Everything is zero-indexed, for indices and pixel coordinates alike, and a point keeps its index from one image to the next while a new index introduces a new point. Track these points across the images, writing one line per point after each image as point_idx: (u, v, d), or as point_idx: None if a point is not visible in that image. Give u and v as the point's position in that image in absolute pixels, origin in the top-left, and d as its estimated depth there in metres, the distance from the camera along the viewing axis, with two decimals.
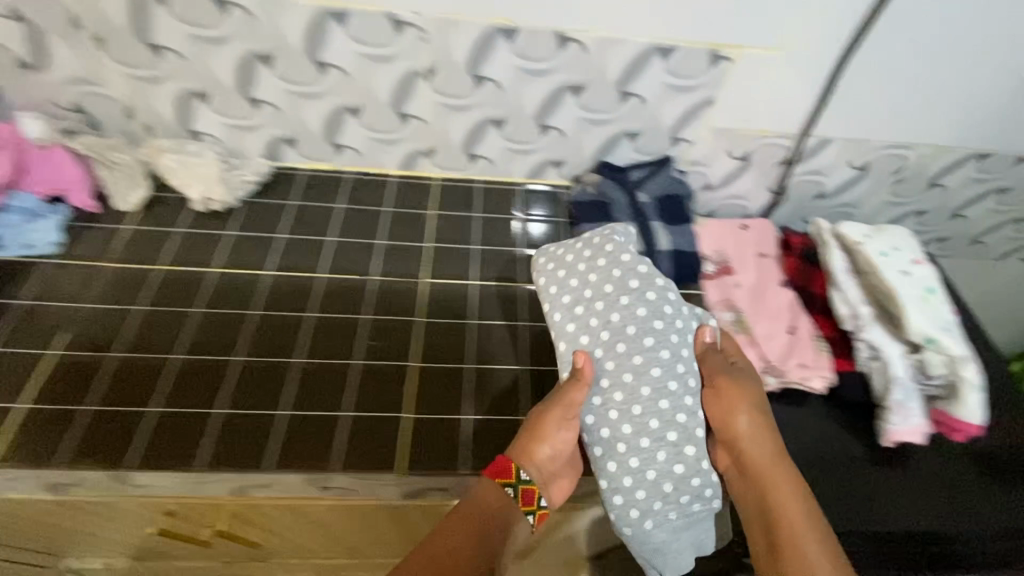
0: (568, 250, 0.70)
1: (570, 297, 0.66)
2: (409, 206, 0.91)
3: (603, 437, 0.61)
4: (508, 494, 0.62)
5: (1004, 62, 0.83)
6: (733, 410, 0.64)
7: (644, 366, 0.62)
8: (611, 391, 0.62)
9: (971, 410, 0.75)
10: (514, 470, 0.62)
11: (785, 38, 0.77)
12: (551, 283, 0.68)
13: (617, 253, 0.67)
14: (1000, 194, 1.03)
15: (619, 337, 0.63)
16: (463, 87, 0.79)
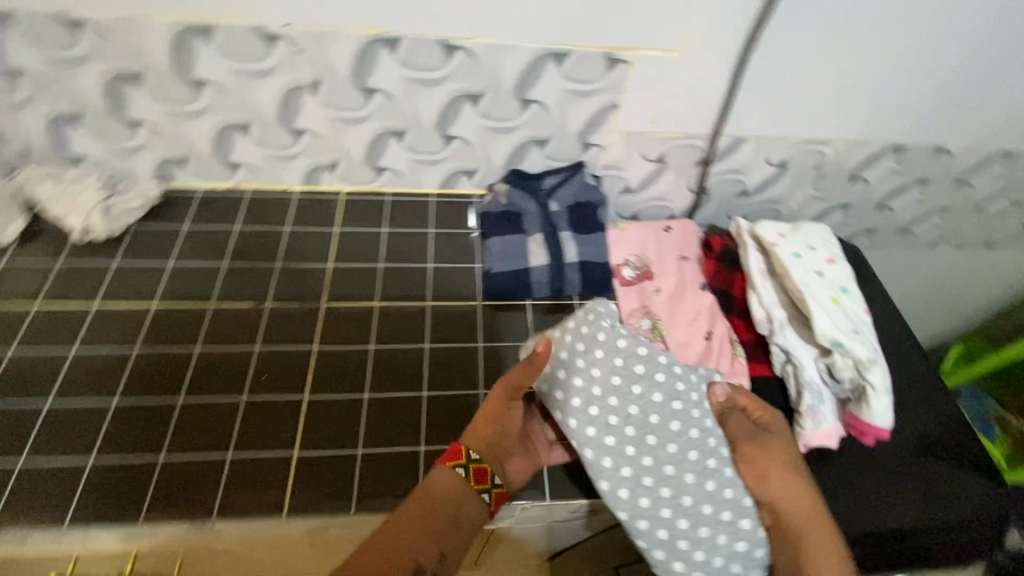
0: (559, 347, 0.67)
1: (581, 400, 0.64)
2: (312, 224, 0.87)
3: (660, 537, 0.61)
4: (458, 474, 0.62)
5: (911, 54, 0.81)
6: (766, 472, 0.66)
7: (680, 453, 0.63)
8: (657, 488, 0.62)
9: (873, 415, 0.74)
10: (463, 449, 0.63)
11: (680, 39, 0.74)
12: (556, 388, 0.66)
13: (611, 340, 0.65)
14: (922, 184, 1.02)
15: (644, 428, 0.63)
16: (353, 96, 0.76)
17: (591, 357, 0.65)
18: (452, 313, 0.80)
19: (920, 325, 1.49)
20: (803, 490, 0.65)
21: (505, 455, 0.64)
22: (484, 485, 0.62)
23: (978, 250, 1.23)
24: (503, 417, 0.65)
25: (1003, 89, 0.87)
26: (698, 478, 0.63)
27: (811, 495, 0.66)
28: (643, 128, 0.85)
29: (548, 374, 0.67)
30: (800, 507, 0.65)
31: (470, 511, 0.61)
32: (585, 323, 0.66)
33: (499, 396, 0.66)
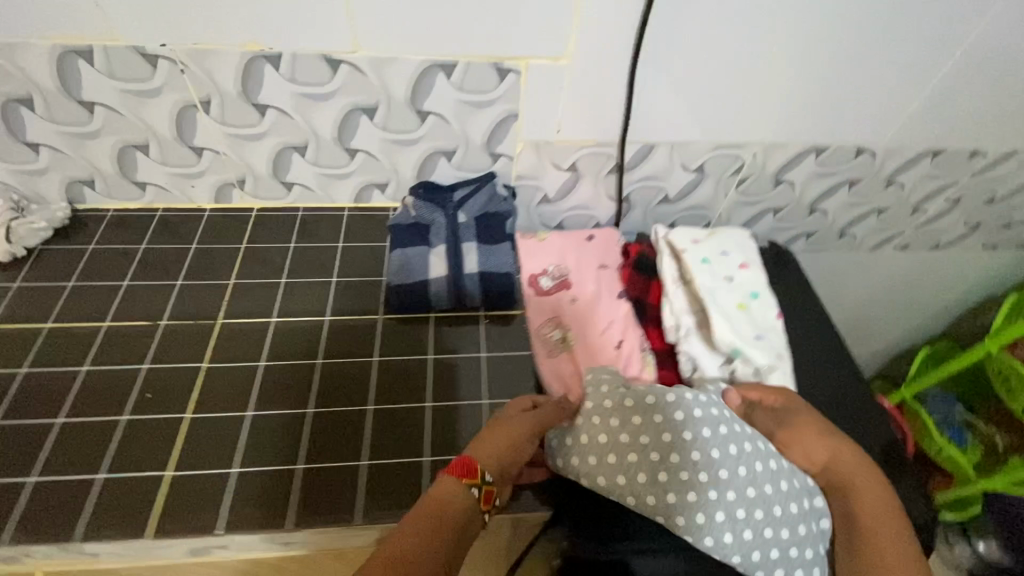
0: (597, 431, 0.64)
1: (645, 474, 0.60)
2: (221, 242, 0.87)
3: (774, 559, 0.59)
4: (472, 494, 0.59)
5: (813, 54, 0.80)
6: (807, 448, 0.68)
7: (750, 471, 0.61)
8: (752, 515, 0.59)
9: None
10: (480, 469, 0.60)
11: (567, 46, 0.73)
12: (615, 474, 0.62)
13: (641, 399, 0.65)
14: (851, 186, 1.00)
15: (716, 469, 0.60)
16: (246, 113, 0.76)
17: (636, 429, 0.63)
18: (352, 328, 0.79)
19: (881, 330, 1.45)
20: (846, 451, 0.68)
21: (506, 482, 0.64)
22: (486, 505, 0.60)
23: (926, 252, 1.20)
24: (522, 449, 0.64)
25: (916, 86, 0.85)
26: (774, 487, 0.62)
27: (853, 455, 0.68)
28: (549, 137, 0.85)
29: (596, 464, 0.63)
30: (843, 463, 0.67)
31: (474, 528, 0.58)
32: (605, 396, 0.67)
33: (522, 428, 0.66)
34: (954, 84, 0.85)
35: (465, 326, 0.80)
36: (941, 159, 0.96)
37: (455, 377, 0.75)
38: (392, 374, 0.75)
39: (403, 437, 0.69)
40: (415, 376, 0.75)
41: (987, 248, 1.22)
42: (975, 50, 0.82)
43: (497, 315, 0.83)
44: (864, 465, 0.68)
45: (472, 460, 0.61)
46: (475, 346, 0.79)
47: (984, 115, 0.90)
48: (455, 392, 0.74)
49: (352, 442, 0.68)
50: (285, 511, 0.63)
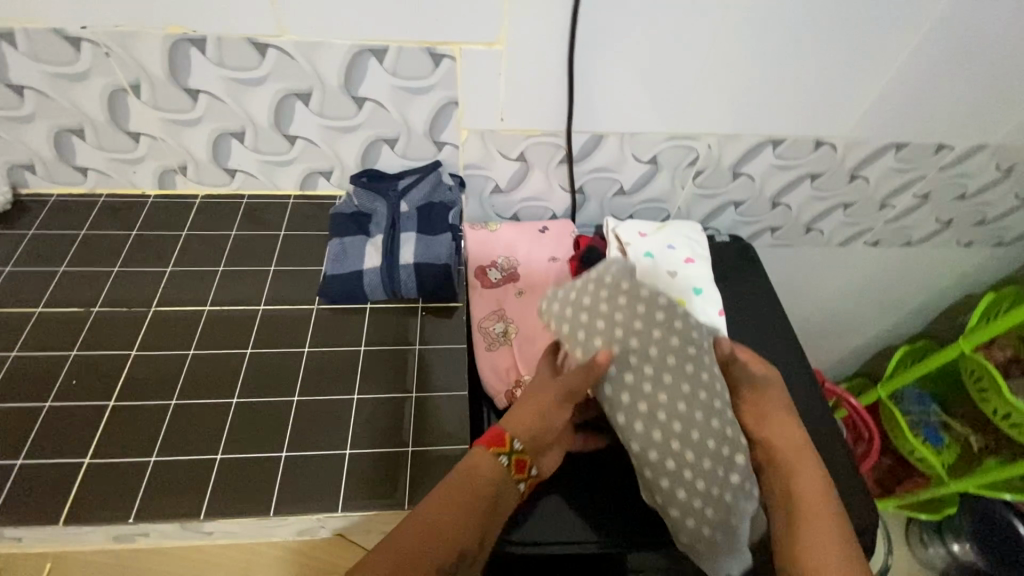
0: (583, 291, 0.66)
1: (602, 341, 0.63)
2: (161, 228, 0.86)
3: (666, 469, 0.63)
4: (502, 463, 0.64)
5: (766, 40, 0.76)
6: (762, 413, 0.70)
7: (691, 392, 0.63)
8: (668, 426, 0.63)
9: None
10: (506, 438, 0.64)
11: (501, 32, 0.71)
12: (576, 329, 0.64)
13: (635, 289, 0.65)
14: (814, 180, 0.97)
15: (662, 369, 0.63)
16: (178, 98, 0.75)
17: (615, 306, 0.65)
18: (286, 318, 0.77)
19: (856, 327, 1.43)
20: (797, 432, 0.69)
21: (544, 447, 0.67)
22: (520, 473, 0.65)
23: (898, 249, 1.17)
24: (554, 416, 0.66)
25: (876, 76, 0.82)
26: (708, 423, 0.63)
27: (801, 439, 0.69)
28: (492, 125, 0.82)
29: (566, 315, 0.65)
30: (793, 441, 0.69)
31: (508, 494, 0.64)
32: (609, 271, 0.66)
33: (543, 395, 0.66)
34: (913, 76, 0.82)
35: (401, 318, 0.78)
36: (905, 152, 0.93)
37: (384, 369, 0.74)
38: (321, 365, 0.73)
39: (326, 429, 0.68)
40: (345, 368, 0.73)
41: (962, 246, 1.19)
42: (936, 40, 0.78)
43: (434, 307, 0.79)
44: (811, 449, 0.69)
45: (500, 431, 0.65)
46: (408, 339, 0.76)
47: (946, 107, 0.87)
48: (383, 384, 0.72)
49: (274, 434, 0.67)
50: (200, 500, 0.62)
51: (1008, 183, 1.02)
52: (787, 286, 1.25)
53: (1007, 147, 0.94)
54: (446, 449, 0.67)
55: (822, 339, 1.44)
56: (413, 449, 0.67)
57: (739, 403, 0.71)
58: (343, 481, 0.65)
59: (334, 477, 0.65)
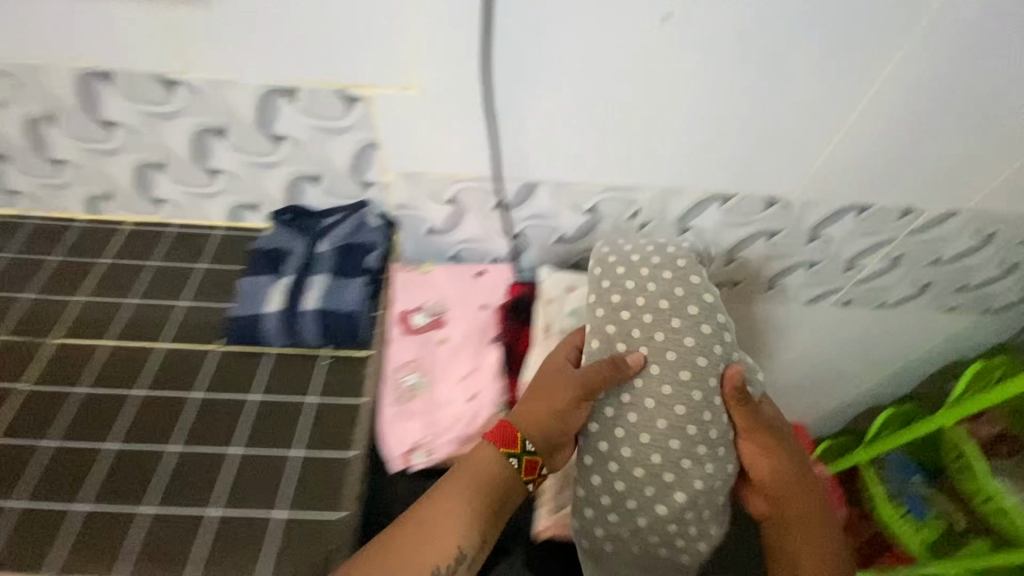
0: (635, 253, 0.75)
1: (620, 300, 0.71)
2: (84, 254, 0.85)
3: (604, 452, 0.68)
4: (512, 464, 0.65)
5: (703, 94, 0.72)
6: (761, 448, 0.71)
7: (675, 394, 0.67)
8: (630, 406, 0.68)
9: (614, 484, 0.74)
10: (519, 439, 0.65)
11: (414, 75, 0.68)
12: (607, 279, 0.73)
13: (684, 274, 0.72)
14: (770, 238, 0.91)
15: (655, 356, 0.68)
16: (94, 130, 0.74)
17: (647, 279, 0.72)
18: (183, 358, 0.75)
19: (835, 387, 1.34)
20: (790, 461, 0.72)
21: (556, 450, 0.67)
22: (529, 476, 0.66)
23: (872, 310, 1.09)
24: (570, 416, 0.67)
25: (828, 133, 0.76)
26: (678, 425, 0.67)
27: (795, 467, 0.72)
28: (418, 168, 0.79)
29: (606, 263, 0.75)
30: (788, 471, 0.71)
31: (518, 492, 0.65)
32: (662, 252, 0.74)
33: (558, 390, 0.67)
34: (868, 138, 0.77)
35: (302, 367, 0.75)
36: (869, 214, 0.87)
37: (271, 423, 0.70)
38: (207, 414, 0.70)
39: (198, 483, 0.65)
40: (231, 417, 0.70)
41: (945, 311, 1.10)
42: (890, 97, 0.73)
43: (342, 353, 0.76)
44: (805, 485, 0.72)
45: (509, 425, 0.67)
46: (305, 390, 0.73)
47: (909, 169, 0.80)
48: (267, 439, 0.69)
49: (143, 487, 0.64)
50: (52, 555, 0.60)
51: (989, 250, 0.94)
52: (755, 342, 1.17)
53: (983, 213, 0.87)
54: (318, 515, 0.64)
55: (799, 396, 1.35)
56: (283, 515, 0.64)
57: (741, 437, 0.71)
58: (202, 546, 0.61)
59: (196, 541, 0.61)
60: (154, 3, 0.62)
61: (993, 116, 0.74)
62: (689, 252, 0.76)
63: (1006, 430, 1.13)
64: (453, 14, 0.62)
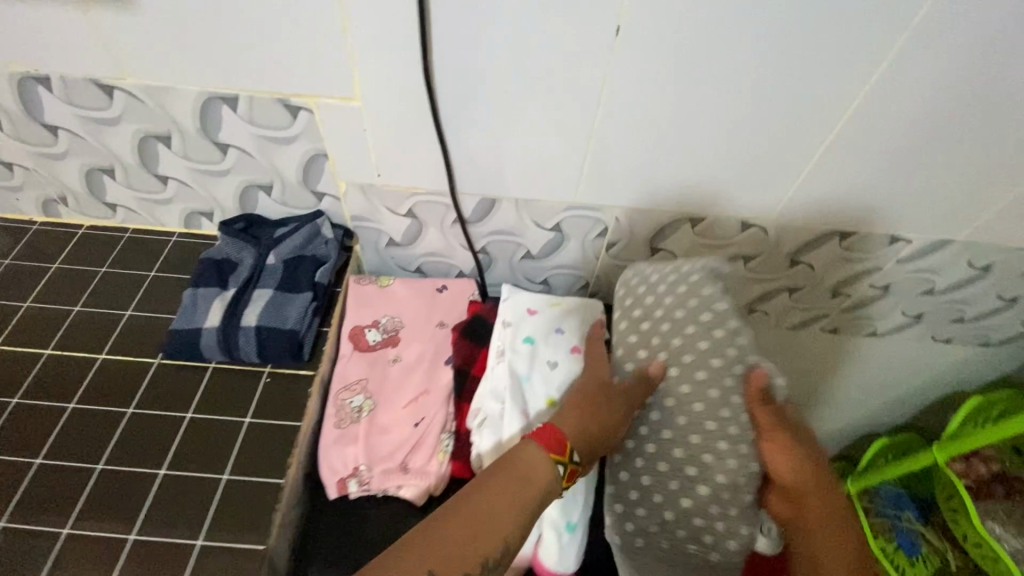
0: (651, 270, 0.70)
1: (641, 312, 0.67)
2: (36, 257, 0.84)
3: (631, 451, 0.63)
4: (559, 471, 0.55)
5: (669, 116, 0.66)
6: (784, 452, 0.58)
7: (696, 394, 0.59)
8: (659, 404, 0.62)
9: (558, 533, 0.65)
10: (568, 446, 0.56)
11: (356, 87, 0.64)
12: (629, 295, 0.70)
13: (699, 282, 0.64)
14: (748, 262, 0.86)
15: (675, 359, 0.61)
16: (38, 133, 0.72)
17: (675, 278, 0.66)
18: (122, 371, 0.73)
19: (824, 414, 1.27)
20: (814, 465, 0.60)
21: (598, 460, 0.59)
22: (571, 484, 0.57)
23: (863, 338, 1.03)
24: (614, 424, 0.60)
25: (807, 159, 0.71)
26: (699, 420, 0.59)
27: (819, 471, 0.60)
28: (370, 180, 0.75)
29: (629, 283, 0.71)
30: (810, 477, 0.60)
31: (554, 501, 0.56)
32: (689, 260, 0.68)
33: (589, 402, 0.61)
34: (849, 163, 0.71)
35: (242, 384, 0.72)
36: (853, 241, 0.81)
37: (202, 442, 0.68)
38: (138, 431, 0.68)
39: (119, 506, 0.63)
40: (162, 436, 0.68)
41: (940, 342, 1.04)
42: (877, 124, 0.66)
43: (283, 372, 0.74)
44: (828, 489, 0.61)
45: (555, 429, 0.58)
46: (242, 409, 0.71)
47: (896, 198, 0.75)
48: (197, 460, 0.67)
49: (63, 506, 0.62)
50: None
51: (986, 282, 0.88)
52: None
53: (976, 244, 0.81)
54: (239, 545, 0.61)
55: None
56: (203, 542, 0.61)
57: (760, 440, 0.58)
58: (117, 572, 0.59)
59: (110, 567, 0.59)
60: (82, 8, 0.59)
61: (988, 146, 0.68)
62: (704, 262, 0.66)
63: (1003, 470, 1.05)
64: (390, 27, 0.59)
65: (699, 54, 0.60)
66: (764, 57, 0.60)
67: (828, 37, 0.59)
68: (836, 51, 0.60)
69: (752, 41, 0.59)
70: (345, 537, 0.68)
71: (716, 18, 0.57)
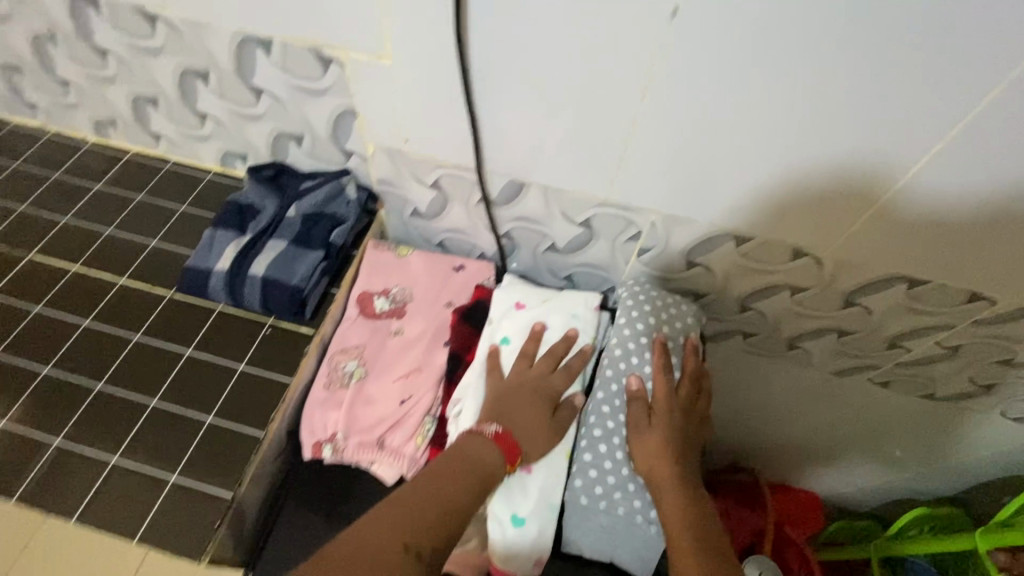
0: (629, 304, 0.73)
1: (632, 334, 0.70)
2: (82, 175, 0.87)
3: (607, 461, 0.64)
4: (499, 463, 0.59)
5: (724, 118, 0.59)
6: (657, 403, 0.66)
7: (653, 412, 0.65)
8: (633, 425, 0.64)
9: (505, 528, 0.61)
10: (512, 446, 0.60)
11: (387, 44, 0.61)
12: (622, 319, 0.71)
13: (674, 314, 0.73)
14: (795, 293, 0.77)
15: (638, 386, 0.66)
16: (93, 55, 0.74)
17: (642, 302, 0.73)
18: (136, 298, 0.75)
19: (856, 469, 1.16)
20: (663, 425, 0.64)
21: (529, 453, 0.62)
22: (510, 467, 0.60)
23: (916, 399, 0.92)
24: (540, 429, 0.63)
25: (882, 188, 0.61)
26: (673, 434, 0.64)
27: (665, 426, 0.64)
28: (396, 145, 0.72)
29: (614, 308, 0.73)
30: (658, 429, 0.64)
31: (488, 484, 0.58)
32: (672, 303, 0.75)
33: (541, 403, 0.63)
34: (934, 203, 0.61)
35: (243, 330, 0.73)
36: (923, 290, 0.71)
37: (194, 381, 0.69)
38: (138, 358, 0.70)
39: (108, 427, 0.65)
40: (160, 368, 0.69)
41: (1009, 420, 0.91)
42: (974, 160, 0.56)
43: (285, 326, 0.74)
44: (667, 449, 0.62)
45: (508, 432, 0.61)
46: (238, 355, 0.71)
47: (984, 250, 0.64)
48: (184, 397, 0.68)
49: (58, 416, 0.65)
50: None
51: None
52: (765, 399, 1.02)
53: None
54: (206, 488, 0.62)
55: (812, 467, 1.19)
56: (176, 478, 0.62)
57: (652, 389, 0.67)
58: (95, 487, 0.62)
59: (91, 483, 0.62)
60: None
61: None
62: (675, 309, 0.74)
63: None
64: None
65: (768, 50, 0.52)
66: (845, 65, 0.52)
67: (928, 46, 0.49)
68: (934, 67, 0.50)
69: (833, 46, 0.51)
70: (312, 502, 0.68)
71: (792, 11, 0.49)
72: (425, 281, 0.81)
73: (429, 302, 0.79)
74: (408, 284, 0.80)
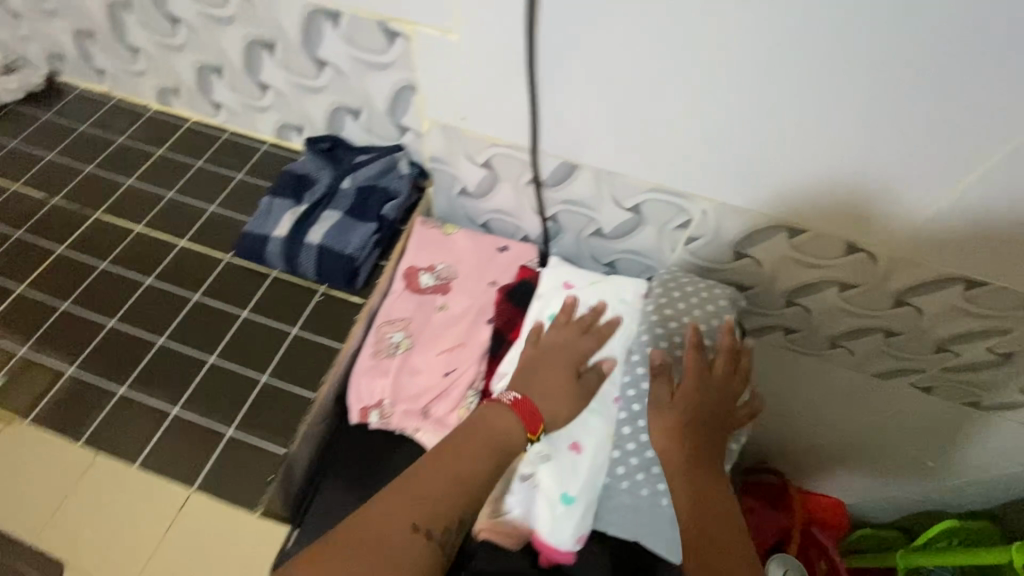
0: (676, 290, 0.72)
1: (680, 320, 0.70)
2: (146, 141, 0.90)
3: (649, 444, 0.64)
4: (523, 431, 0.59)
5: (789, 104, 0.58)
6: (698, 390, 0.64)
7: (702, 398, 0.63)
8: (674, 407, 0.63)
9: (553, 504, 0.63)
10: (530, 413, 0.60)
11: (455, 19, 0.62)
12: (670, 305, 0.71)
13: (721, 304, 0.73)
14: (844, 290, 0.76)
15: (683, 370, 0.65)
16: (166, 23, 0.77)
17: (689, 288, 0.73)
18: (195, 260, 0.78)
19: (888, 476, 1.14)
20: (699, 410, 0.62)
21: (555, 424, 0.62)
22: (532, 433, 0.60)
23: (960, 405, 0.90)
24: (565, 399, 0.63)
25: (950, 182, 0.60)
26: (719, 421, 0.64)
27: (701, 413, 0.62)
28: (452, 120, 0.73)
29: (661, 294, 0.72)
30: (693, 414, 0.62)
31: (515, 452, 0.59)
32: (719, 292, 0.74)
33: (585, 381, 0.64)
34: (1002, 201, 0.59)
35: (295, 296, 0.75)
36: (980, 292, 0.69)
37: (249, 341, 0.71)
38: (196, 317, 0.73)
39: (168, 380, 0.68)
40: (217, 327, 0.72)
41: None
42: None
43: (335, 293, 0.76)
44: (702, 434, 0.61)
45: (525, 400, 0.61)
46: (291, 320, 0.74)
47: None
48: (240, 356, 0.70)
49: (122, 366, 0.69)
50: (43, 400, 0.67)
51: None
52: (802, 400, 1.01)
53: None
54: (259, 442, 0.65)
55: (843, 472, 1.17)
56: (231, 432, 0.65)
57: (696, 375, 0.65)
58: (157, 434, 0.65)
59: (154, 431, 0.65)
60: None
61: None
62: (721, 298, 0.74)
63: None
64: None
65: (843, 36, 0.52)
66: (920, 54, 0.51)
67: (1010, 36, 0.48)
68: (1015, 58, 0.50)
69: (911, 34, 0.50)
70: (354, 466, 0.69)
71: None
72: (472, 258, 0.81)
73: (475, 279, 0.79)
74: (454, 260, 0.80)
